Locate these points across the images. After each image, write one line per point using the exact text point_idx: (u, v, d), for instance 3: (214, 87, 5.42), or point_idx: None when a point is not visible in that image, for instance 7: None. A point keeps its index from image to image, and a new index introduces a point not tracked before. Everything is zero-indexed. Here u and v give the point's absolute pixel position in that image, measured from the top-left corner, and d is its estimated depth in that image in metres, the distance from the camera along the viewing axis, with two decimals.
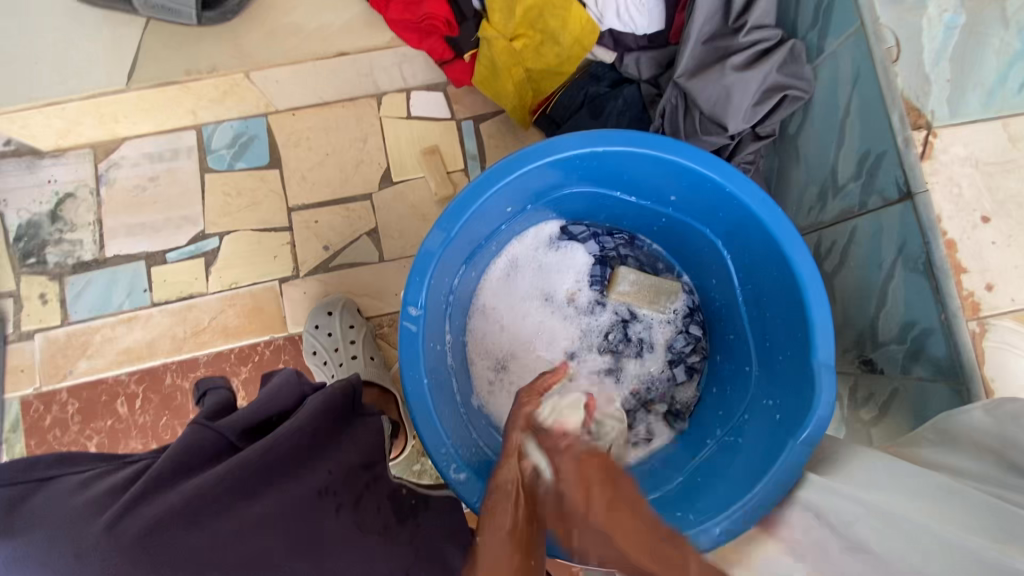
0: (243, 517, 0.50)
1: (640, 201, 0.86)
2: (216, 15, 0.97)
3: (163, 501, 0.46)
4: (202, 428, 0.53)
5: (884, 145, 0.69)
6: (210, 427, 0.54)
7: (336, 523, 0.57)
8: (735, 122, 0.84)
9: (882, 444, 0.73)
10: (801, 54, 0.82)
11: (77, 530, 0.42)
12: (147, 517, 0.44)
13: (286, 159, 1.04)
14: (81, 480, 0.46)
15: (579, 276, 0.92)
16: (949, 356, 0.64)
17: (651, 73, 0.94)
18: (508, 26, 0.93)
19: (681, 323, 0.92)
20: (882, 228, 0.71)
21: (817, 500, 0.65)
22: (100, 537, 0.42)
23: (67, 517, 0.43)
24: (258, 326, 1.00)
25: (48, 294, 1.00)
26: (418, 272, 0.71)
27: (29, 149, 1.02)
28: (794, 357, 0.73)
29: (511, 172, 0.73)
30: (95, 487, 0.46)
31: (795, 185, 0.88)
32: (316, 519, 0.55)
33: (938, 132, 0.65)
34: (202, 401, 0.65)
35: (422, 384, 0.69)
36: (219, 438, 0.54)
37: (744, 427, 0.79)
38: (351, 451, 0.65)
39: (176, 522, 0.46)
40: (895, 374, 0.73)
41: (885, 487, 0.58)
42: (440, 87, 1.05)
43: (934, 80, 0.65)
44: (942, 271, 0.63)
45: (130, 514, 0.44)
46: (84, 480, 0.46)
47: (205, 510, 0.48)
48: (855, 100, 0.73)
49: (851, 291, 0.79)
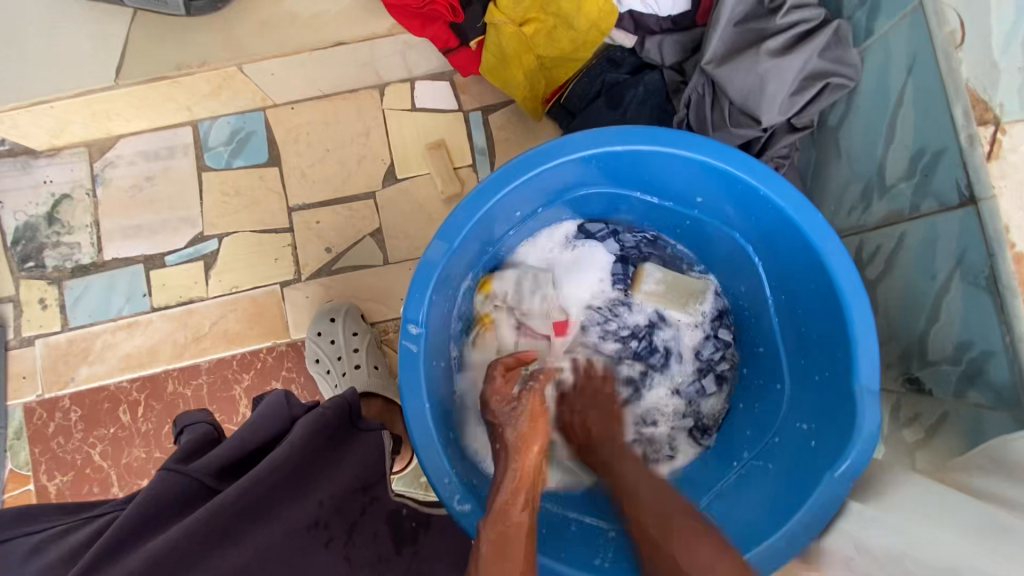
0: (213, 568, 0.47)
1: (664, 202, 0.78)
2: (206, 5, 0.89)
3: (120, 567, 0.44)
4: (173, 474, 0.50)
5: (943, 142, 0.61)
6: (181, 471, 0.51)
7: (326, 557, 0.54)
8: (770, 115, 0.75)
9: (927, 469, 0.66)
10: (847, 36, 0.72)
11: None
12: None
13: (285, 157, 0.98)
14: (42, 540, 0.45)
15: (603, 275, 0.86)
16: (1012, 383, 0.57)
17: (675, 59, 0.85)
18: (518, 11, 0.85)
19: (709, 328, 0.84)
20: (938, 235, 0.63)
21: (857, 535, 0.59)
22: None
23: None
24: (260, 332, 0.96)
25: (47, 298, 0.98)
26: (418, 286, 0.65)
27: (23, 149, 0.98)
28: (832, 378, 0.67)
29: (524, 173, 0.66)
30: (45, 555, 0.44)
31: (835, 182, 0.79)
32: (302, 556, 0.52)
33: (1007, 129, 0.56)
34: (180, 438, 0.60)
35: (425, 410, 0.65)
36: (188, 482, 0.50)
37: (775, 450, 0.73)
38: (344, 476, 0.60)
39: None
40: (946, 397, 0.66)
41: (936, 524, 0.52)
42: (447, 76, 0.98)
43: (1004, 68, 0.55)
44: (1008, 288, 0.56)
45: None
46: (48, 539, 0.46)
47: (170, 570, 0.45)
48: (909, 91, 0.65)
49: (896, 302, 0.72)
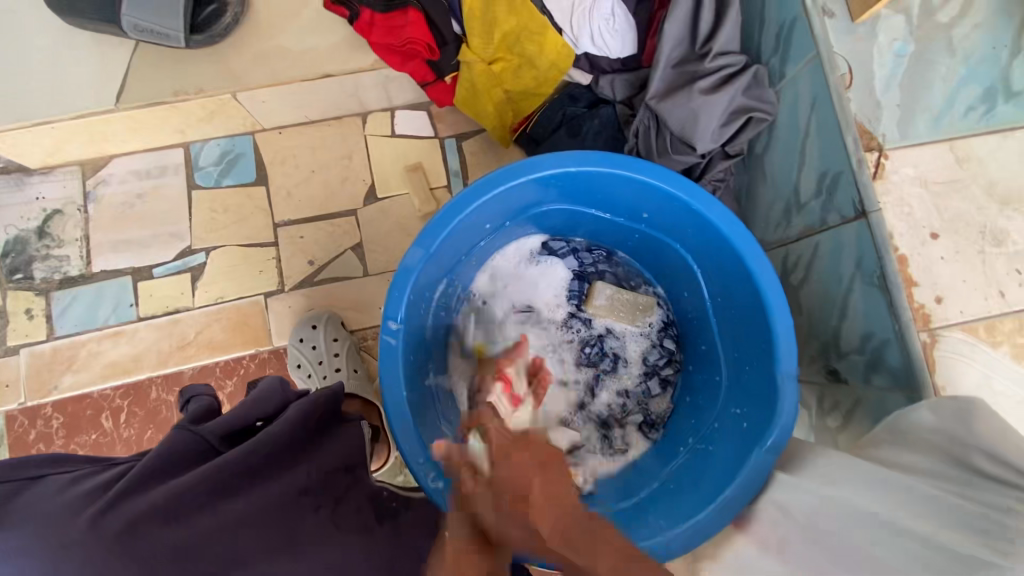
0: (220, 516, 0.54)
1: (614, 218, 0.89)
2: (204, 39, 0.95)
3: (145, 497, 0.50)
4: (185, 431, 0.59)
5: (840, 165, 0.73)
6: (193, 431, 0.59)
7: (315, 519, 0.61)
8: (703, 143, 0.87)
9: (848, 448, 0.76)
10: (764, 79, 0.85)
11: (62, 524, 0.46)
12: (130, 512, 0.49)
13: (273, 177, 1.06)
14: (68, 479, 0.51)
15: (558, 291, 0.96)
16: (903, 365, 0.68)
17: (625, 95, 0.96)
18: (487, 51, 0.96)
19: (656, 337, 0.94)
20: (842, 245, 0.75)
21: (781, 499, 0.68)
22: (83, 531, 0.46)
23: (52, 513, 0.47)
24: (243, 340, 1.02)
25: (34, 309, 1.01)
26: (397, 288, 0.73)
27: (17, 166, 1.03)
28: (759, 368, 0.77)
29: (492, 190, 0.76)
30: (80, 486, 0.50)
31: (762, 204, 0.91)
32: (296, 514, 0.59)
33: (890, 154, 0.70)
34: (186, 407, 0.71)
35: (402, 399, 0.72)
36: (198, 440, 0.59)
37: (714, 435, 0.82)
38: (329, 456, 0.69)
39: (156, 519, 0.50)
40: (858, 383, 0.76)
41: (847, 486, 0.62)
42: (424, 106, 1.09)
43: (884, 106, 0.71)
44: (894, 284, 0.68)
45: (114, 509, 0.48)
46: (70, 481, 0.51)
47: (186, 509, 0.52)
48: (813, 123, 0.77)
49: (816, 303, 0.83)
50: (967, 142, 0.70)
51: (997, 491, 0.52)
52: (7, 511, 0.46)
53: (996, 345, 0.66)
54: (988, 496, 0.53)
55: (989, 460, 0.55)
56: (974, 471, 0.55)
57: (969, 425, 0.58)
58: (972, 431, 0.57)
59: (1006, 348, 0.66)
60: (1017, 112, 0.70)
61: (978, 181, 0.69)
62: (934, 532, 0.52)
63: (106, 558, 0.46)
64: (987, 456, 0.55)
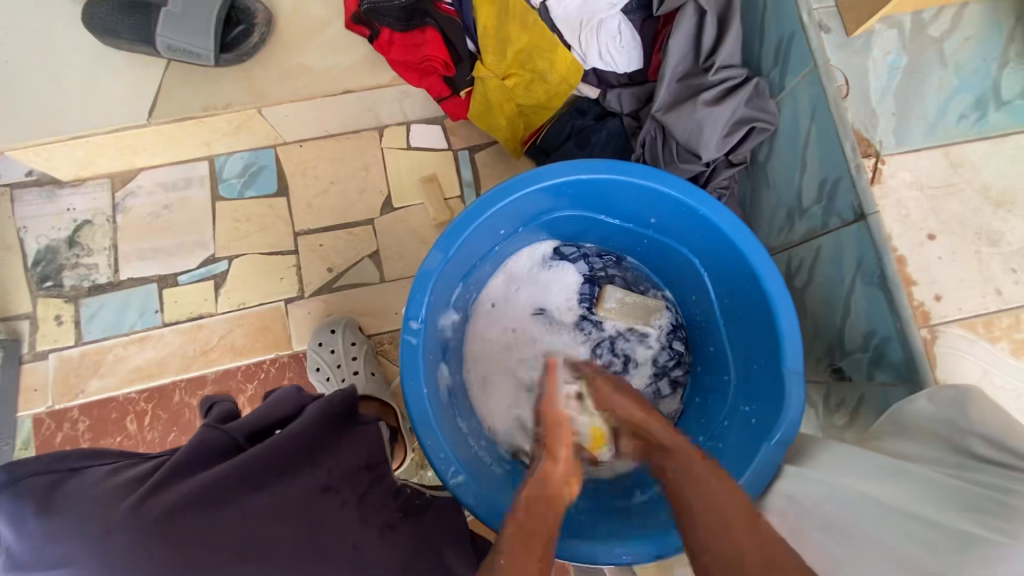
0: (247, 506, 0.56)
1: (624, 224, 0.92)
2: (234, 57, 1.00)
3: (179, 488, 0.53)
4: (213, 429, 0.61)
5: (839, 172, 0.77)
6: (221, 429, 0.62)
7: (339, 514, 0.65)
8: (708, 152, 0.91)
9: (854, 443, 0.79)
10: (765, 90, 0.89)
11: (106, 509, 0.49)
12: (166, 501, 0.51)
13: (293, 188, 1.10)
14: (107, 471, 0.53)
15: (570, 294, 0.98)
16: (905, 360, 0.71)
17: (632, 108, 1.00)
18: (501, 66, 0.99)
19: (665, 339, 0.97)
20: (843, 247, 0.78)
21: (789, 489, 0.71)
22: (125, 515, 0.48)
23: (97, 499, 0.49)
24: (264, 345, 1.05)
25: (63, 315, 1.05)
26: (418, 290, 0.77)
27: (50, 179, 1.08)
28: (767, 366, 0.80)
29: (507, 196, 0.79)
30: (118, 477, 0.53)
31: (766, 208, 0.95)
32: (321, 510, 0.63)
33: (886, 160, 0.74)
34: (208, 413, 0.72)
35: (423, 396, 0.74)
36: (227, 437, 0.62)
37: (724, 432, 0.85)
38: (350, 454, 0.72)
39: (190, 508, 0.52)
40: (862, 380, 0.79)
41: (854, 476, 0.65)
42: (439, 120, 1.13)
43: (880, 114, 0.75)
44: (894, 283, 0.71)
45: (151, 497, 0.51)
46: (110, 472, 0.53)
47: (217, 500, 0.54)
48: (813, 131, 0.81)
49: (820, 303, 0.86)
50: (960, 147, 0.74)
51: (998, 473, 0.55)
52: (53, 498, 0.49)
53: (994, 340, 0.69)
54: (985, 478, 0.56)
55: (987, 445, 0.58)
56: (979, 459, 0.58)
57: (967, 413, 0.61)
58: (970, 418, 0.60)
59: (1004, 343, 0.69)
60: (1008, 119, 0.74)
61: (972, 184, 0.73)
62: (931, 512, 0.56)
63: (146, 542, 0.48)
64: (985, 441, 0.59)
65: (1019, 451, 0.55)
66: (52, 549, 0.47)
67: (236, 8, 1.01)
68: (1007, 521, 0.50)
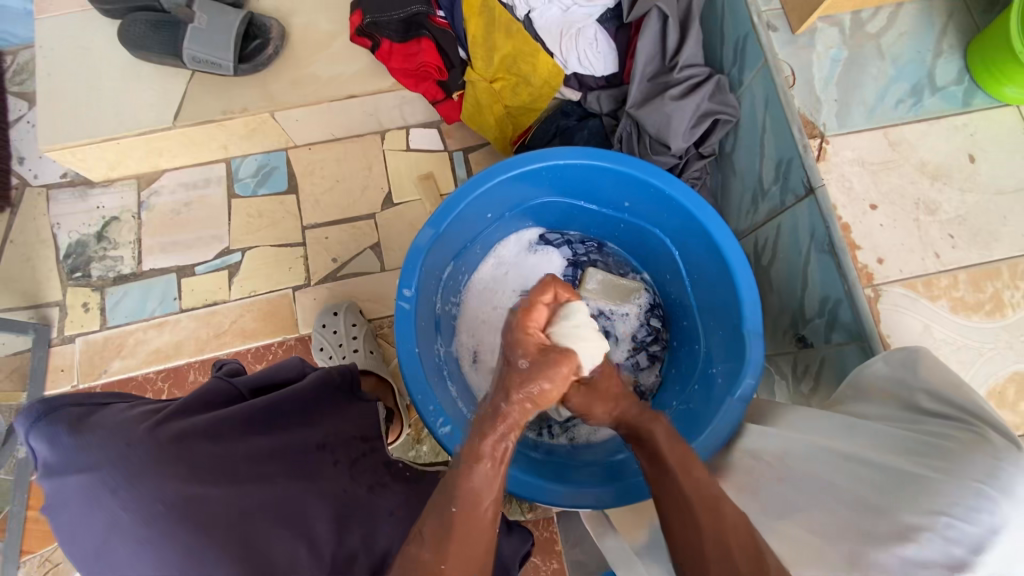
0: (249, 445, 0.62)
1: (601, 210, 1.01)
2: (250, 67, 1.11)
3: (189, 421, 0.59)
4: (221, 381, 0.68)
5: (791, 154, 0.85)
6: (227, 381, 0.69)
7: (332, 471, 0.69)
8: (676, 142, 1.00)
9: (819, 407, 0.84)
10: (726, 86, 0.99)
11: (126, 429, 0.55)
12: (177, 428, 0.57)
13: (302, 186, 1.20)
14: (129, 404, 0.59)
15: (554, 276, 1.06)
16: (855, 320, 0.77)
17: (610, 108, 1.10)
18: (489, 70, 1.09)
19: (643, 316, 1.05)
20: (798, 222, 0.85)
21: (752, 443, 0.77)
22: (143, 434, 0.55)
23: (119, 422, 0.55)
24: (272, 329, 1.13)
25: (90, 302, 1.14)
26: (410, 262, 0.84)
27: (83, 180, 1.19)
28: (732, 331, 0.86)
29: (490, 180, 0.88)
30: (138, 408, 0.59)
31: (735, 196, 1.03)
32: (314, 463, 0.68)
33: (830, 140, 0.82)
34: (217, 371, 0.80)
35: (415, 356, 0.82)
36: (232, 388, 0.69)
37: (693, 396, 0.93)
38: (349, 424, 0.77)
39: (198, 438, 0.58)
40: (821, 344, 0.85)
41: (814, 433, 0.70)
42: (435, 124, 1.24)
43: (823, 101, 0.83)
44: (841, 248, 0.78)
45: (164, 424, 0.57)
46: (130, 406, 0.59)
47: (222, 435, 0.61)
48: (768, 121, 0.89)
49: (784, 278, 0.92)
50: (898, 129, 0.82)
51: (939, 423, 0.61)
52: (84, 421, 0.54)
53: (935, 299, 0.76)
54: (932, 427, 0.61)
55: (930, 399, 0.64)
56: (919, 410, 0.64)
57: (919, 374, 0.66)
58: (917, 374, 0.66)
59: (944, 301, 0.76)
60: (942, 104, 0.82)
61: (910, 161, 0.81)
62: (881, 457, 0.61)
63: (161, 459, 0.54)
64: (929, 395, 0.64)
65: (962, 405, 0.61)
66: (78, 460, 0.52)
67: (254, 25, 1.13)
68: (946, 461, 0.56)
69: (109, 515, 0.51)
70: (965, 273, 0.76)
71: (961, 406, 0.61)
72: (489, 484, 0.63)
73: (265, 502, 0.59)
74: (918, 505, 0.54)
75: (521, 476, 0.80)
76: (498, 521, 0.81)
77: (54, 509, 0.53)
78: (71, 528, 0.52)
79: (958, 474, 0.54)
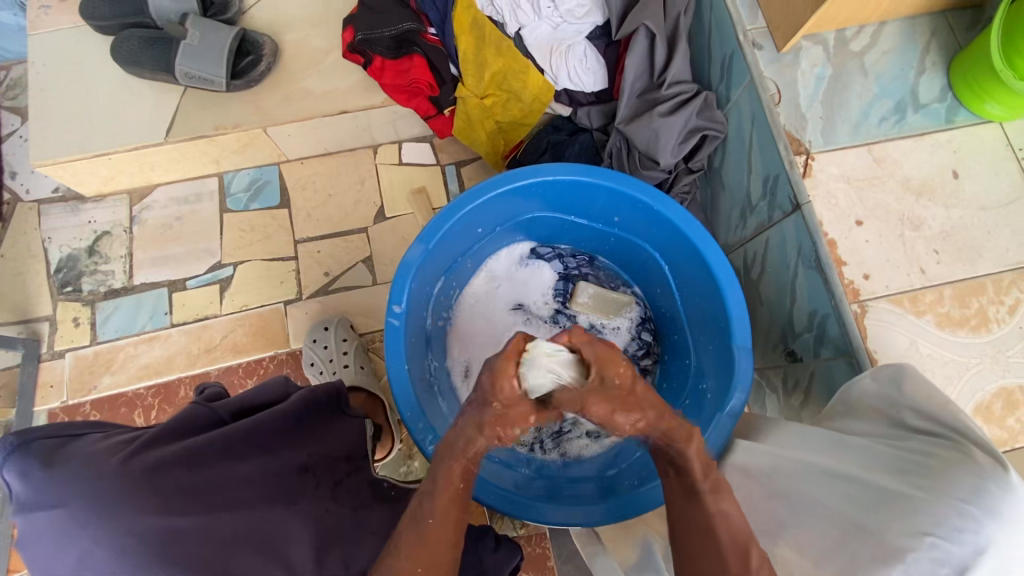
0: (229, 471, 0.62)
1: (591, 225, 1.02)
2: (243, 83, 1.11)
3: (167, 448, 0.58)
4: (200, 407, 0.67)
5: (777, 169, 0.85)
6: (207, 407, 0.68)
7: (313, 494, 0.70)
8: (665, 157, 1.00)
9: (809, 421, 0.85)
10: (713, 102, 1.00)
11: (100, 461, 0.54)
12: (152, 458, 0.56)
13: (294, 200, 1.21)
14: (104, 433, 0.58)
15: (545, 291, 1.07)
16: (842, 335, 0.77)
17: (601, 123, 1.11)
18: (479, 87, 1.11)
19: (634, 330, 1.05)
20: (786, 236, 0.86)
21: (741, 459, 0.77)
22: (116, 467, 0.54)
23: (92, 454, 0.54)
24: (263, 344, 1.13)
25: (80, 317, 1.14)
26: (400, 278, 0.85)
27: (75, 195, 1.20)
28: (721, 347, 0.87)
29: (478, 198, 0.88)
30: (113, 437, 0.57)
31: (724, 210, 1.04)
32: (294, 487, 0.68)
33: (815, 156, 0.83)
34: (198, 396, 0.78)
35: (404, 372, 0.82)
36: (212, 414, 0.68)
37: (686, 410, 0.93)
38: (334, 444, 0.77)
39: (176, 465, 0.58)
40: (810, 359, 0.85)
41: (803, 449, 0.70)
42: (427, 139, 1.25)
43: (808, 118, 0.84)
44: (827, 264, 0.78)
45: (140, 453, 0.56)
46: (104, 435, 0.58)
47: (201, 462, 0.60)
48: (754, 138, 0.90)
49: (773, 292, 0.93)
50: (883, 145, 0.83)
51: (925, 441, 0.61)
52: (57, 453, 0.54)
53: (920, 313, 0.76)
54: (917, 444, 0.61)
55: (917, 416, 0.64)
56: (907, 428, 0.65)
57: (906, 391, 0.66)
58: (903, 391, 0.66)
59: (930, 316, 0.76)
60: (924, 120, 0.83)
61: (894, 177, 0.82)
62: (869, 475, 0.61)
63: (135, 490, 0.54)
64: (916, 413, 0.65)
65: (947, 421, 0.61)
66: (50, 494, 0.52)
67: (247, 41, 1.14)
68: (928, 479, 0.56)
69: (83, 547, 0.52)
70: (950, 288, 0.77)
71: (948, 424, 0.61)
72: (450, 505, 0.65)
73: (242, 531, 0.59)
74: (904, 527, 0.54)
75: (511, 495, 0.80)
76: (488, 536, 0.80)
77: (26, 543, 0.53)
78: (45, 559, 0.53)
79: (943, 493, 0.54)
